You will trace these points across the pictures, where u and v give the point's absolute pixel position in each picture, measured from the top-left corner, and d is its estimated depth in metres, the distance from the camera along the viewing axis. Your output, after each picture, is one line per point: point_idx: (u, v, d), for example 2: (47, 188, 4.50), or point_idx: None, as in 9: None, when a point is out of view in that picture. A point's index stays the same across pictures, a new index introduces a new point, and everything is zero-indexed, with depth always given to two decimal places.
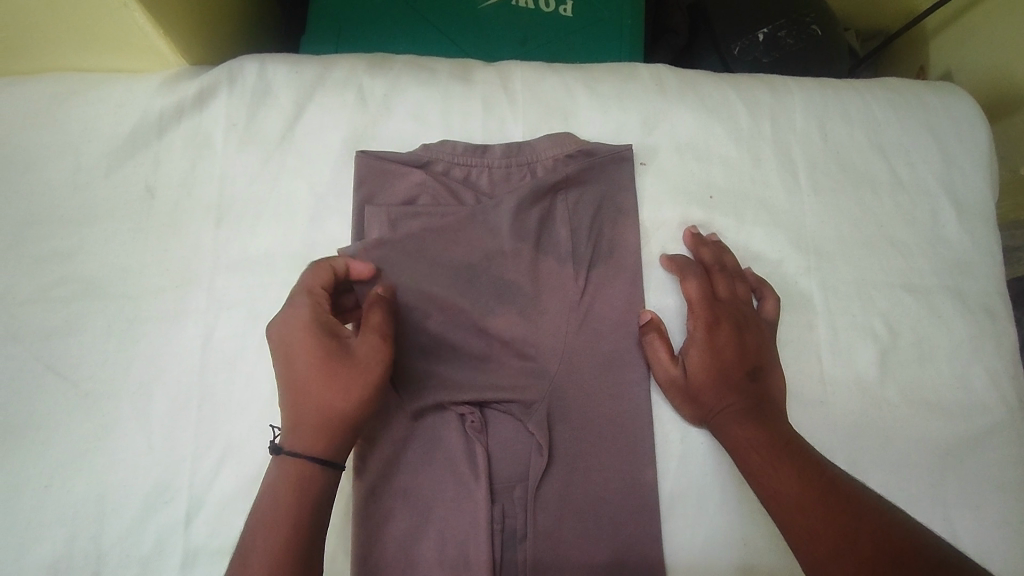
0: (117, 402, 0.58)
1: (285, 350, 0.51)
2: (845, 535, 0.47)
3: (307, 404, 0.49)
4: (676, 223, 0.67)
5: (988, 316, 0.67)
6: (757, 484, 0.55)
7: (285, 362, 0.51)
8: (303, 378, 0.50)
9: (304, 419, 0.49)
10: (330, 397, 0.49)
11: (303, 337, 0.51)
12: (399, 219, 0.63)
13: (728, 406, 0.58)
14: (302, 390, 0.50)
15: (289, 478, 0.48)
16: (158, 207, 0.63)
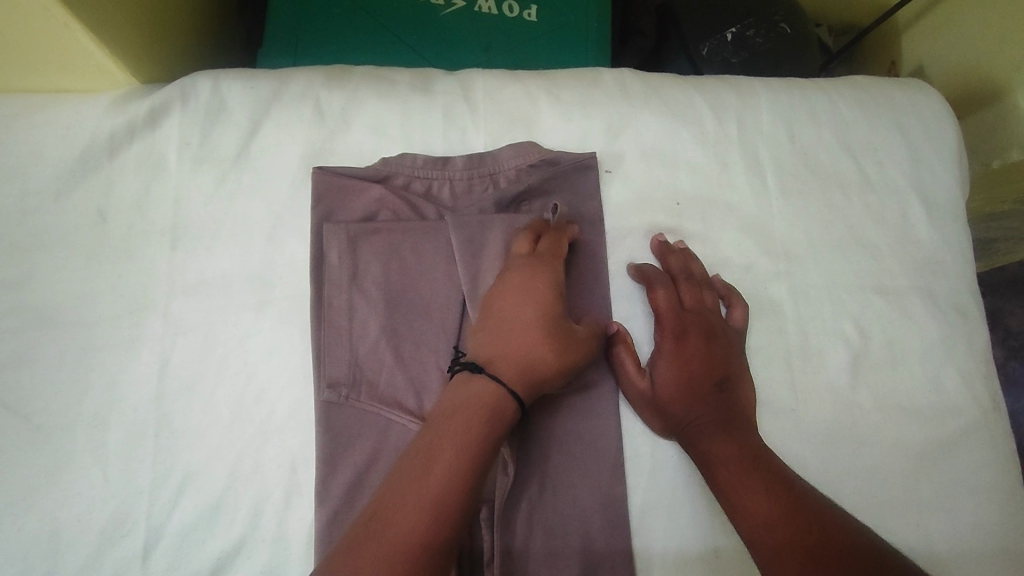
0: (72, 434, 0.57)
1: (502, 296, 0.59)
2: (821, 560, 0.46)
3: (513, 346, 0.56)
4: (643, 230, 0.66)
5: (960, 316, 0.66)
6: (725, 500, 0.54)
7: (501, 305, 0.58)
8: (518, 324, 0.57)
9: (503, 358, 0.55)
10: (539, 355, 0.56)
11: (538, 293, 0.58)
12: (359, 237, 0.62)
13: (698, 417, 0.57)
14: (516, 335, 0.56)
15: (479, 407, 0.53)
16: (111, 232, 0.62)
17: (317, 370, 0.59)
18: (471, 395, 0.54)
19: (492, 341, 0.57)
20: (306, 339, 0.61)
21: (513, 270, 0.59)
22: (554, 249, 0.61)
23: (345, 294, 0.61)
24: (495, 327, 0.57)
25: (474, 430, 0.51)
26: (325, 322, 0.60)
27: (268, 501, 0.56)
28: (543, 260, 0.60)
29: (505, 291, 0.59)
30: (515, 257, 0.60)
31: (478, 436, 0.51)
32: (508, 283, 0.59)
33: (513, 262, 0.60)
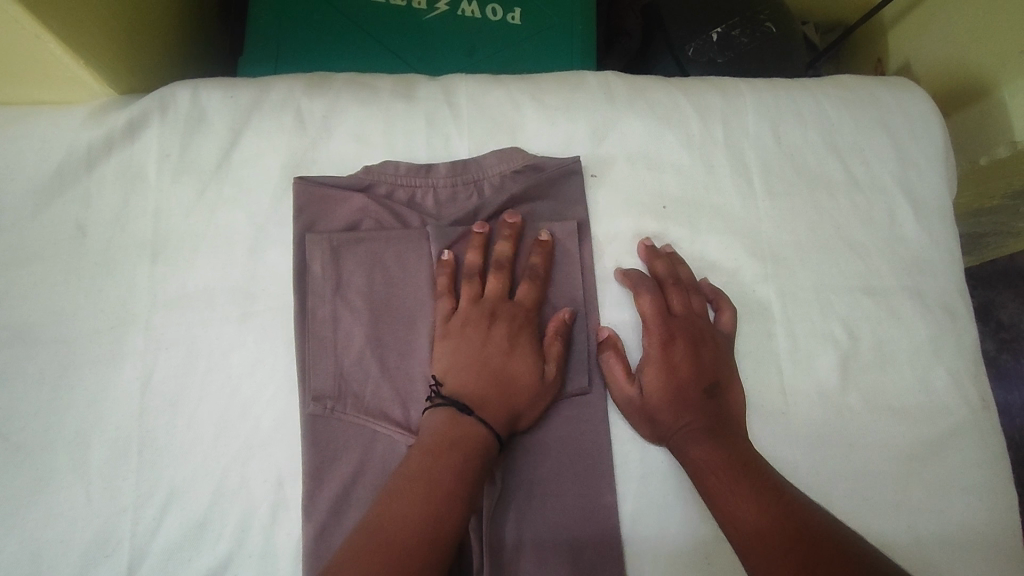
0: (53, 452, 0.56)
1: (486, 337, 0.58)
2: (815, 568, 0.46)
3: (498, 393, 0.56)
4: (629, 235, 0.66)
5: (949, 315, 0.66)
6: (715, 507, 0.53)
7: (485, 349, 0.58)
8: (503, 373, 0.57)
9: (490, 404, 0.56)
10: (520, 402, 0.57)
11: (523, 346, 0.59)
12: (343, 247, 0.62)
13: (688, 424, 0.57)
14: (502, 383, 0.57)
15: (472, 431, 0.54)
16: (91, 246, 0.61)
17: (302, 382, 0.59)
18: (461, 433, 0.53)
19: (477, 384, 0.56)
20: (291, 351, 0.60)
21: (499, 317, 0.59)
22: (535, 292, 0.61)
23: (330, 305, 0.60)
24: (479, 369, 0.57)
25: (465, 440, 0.53)
26: (308, 334, 0.60)
27: (255, 517, 0.56)
28: (525, 307, 0.60)
29: (490, 335, 0.58)
30: (495, 299, 0.60)
31: (475, 454, 0.53)
32: (492, 328, 0.59)
33: (496, 306, 0.60)
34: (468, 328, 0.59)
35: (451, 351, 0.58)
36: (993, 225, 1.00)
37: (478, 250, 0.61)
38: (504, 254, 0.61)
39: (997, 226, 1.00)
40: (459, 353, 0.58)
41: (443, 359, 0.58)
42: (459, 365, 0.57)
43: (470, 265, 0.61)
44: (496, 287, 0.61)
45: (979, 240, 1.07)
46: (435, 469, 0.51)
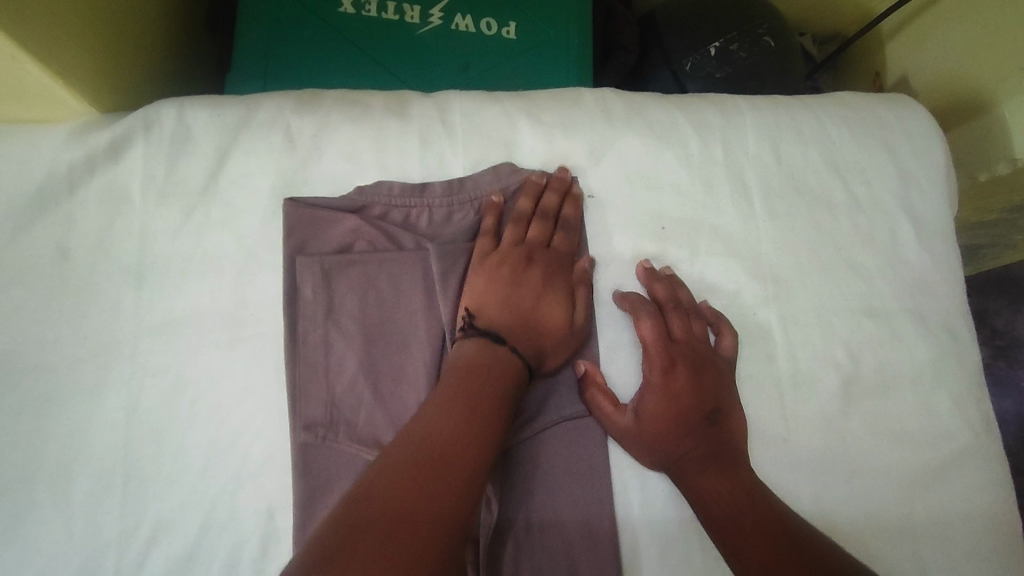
0: (34, 486, 0.54)
1: (523, 278, 0.59)
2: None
3: (530, 332, 0.57)
4: (629, 256, 0.64)
5: (952, 338, 0.65)
6: (720, 539, 0.52)
7: (519, 286, 0.59)
8: (531, 313, 0.58)
9: (524, 339, 0.57)
10: (547, 341, 0.58)
11: (558, 289, 0.60)
12: (335, 270, 0.60)
13: (692, 455, 0.56)
14: (531, 321, 0.58)
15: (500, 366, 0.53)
16: (72, 270, 0.59)
17: (293, 410, 0.57)
18: (492, 361, 0.54)
19: (511, 322, 0.57)
20: (282, 377, 0.58)
21: (533, 260, 0.60)
22: (568, 243, 0.63)
23: (322, 331, 0.59)
24: (510, 307, 0.58)
25: (502, 368, 0.53)
26: (300, 361, 0.58)
27: (245, 549, 0.55)
28: (562, 255, 0.62)
29: (524, 276, 0.60)
30: (534, 245, 0.62)
31: (504, 383, 0.53)
32: (527, 270, 0.60)
33: (534, 251, 0.61)
34: (505, 265, 0.60)
35: (483, 285, 0.59)
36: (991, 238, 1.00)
37: (528, 198, 0.63)
38: (551, 206, 0.63)
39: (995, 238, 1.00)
40: (491, 287, 0.58)
41: (473, 293, 0.58)
42: (493, 300, 0.58)
43: (520, 211, 0.63)
44: (535, 234, 0.62)
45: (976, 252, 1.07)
46: (473, 395, 0.51)
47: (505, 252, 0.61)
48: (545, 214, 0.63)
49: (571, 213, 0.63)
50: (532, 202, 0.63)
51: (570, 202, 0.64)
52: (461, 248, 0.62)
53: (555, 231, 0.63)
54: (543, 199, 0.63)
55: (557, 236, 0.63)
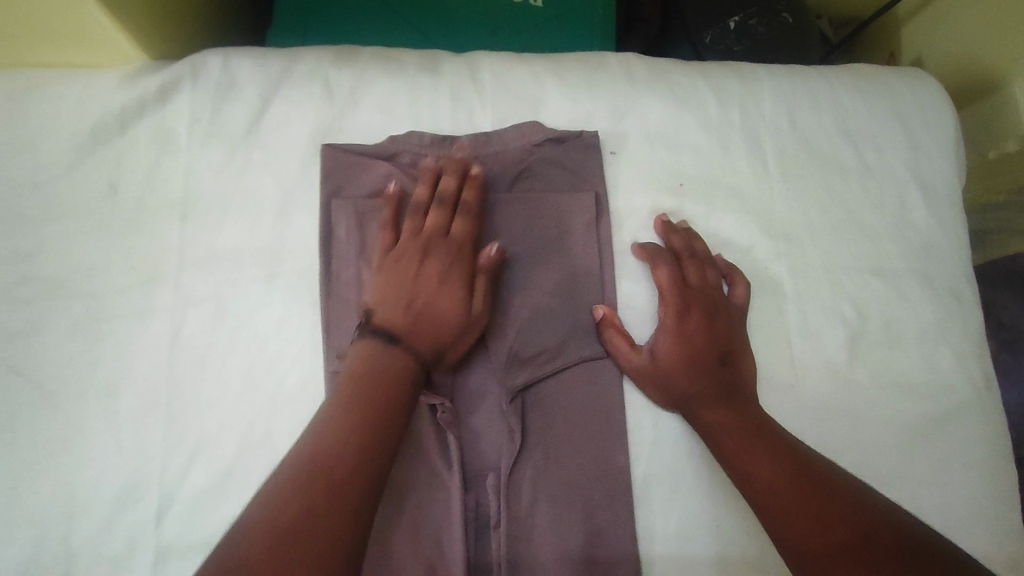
0: (85, 402, 0.58)
1: (420, 268, 0.59)
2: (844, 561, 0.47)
3: (423, 328, 0.57)
4: (646, 211, 0.67)
5: (957, 299, 0.67)
6: (732, 469, 0.56)
7: (416, 278, 0.58)
8: (428, 306, 0.57)
9: (420, 331, 0.56)
10: (440, 340, 0.57)
11: (454, 280, 0.59)
12: (367, 214, 0.63)
13: (703, 398, 0.58)
14: (428, 314, 0.57)
15: (393, 364, 0.53)
16: (122, 205, 0.63)
17: (326, 343, 0.60)
18: (385, 364, 0.53)
19: (406, 318, 0.56)
20: (316, 313, 0.62)
21: (432, 253, 0.59)
22: (468, 228, 0.61)
23: (354, 270, 0.62)
24: (404, 300, 0.57)
25: (394, 369, 0.53)
26: (334, 298, 0.62)
27: None
28: (460, 241, 0.60)
29: (422, 268, 0.59)
30: (432, 233, 0.60)
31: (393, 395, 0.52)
32: (425, 261, 0.59)
33: (433, 240, 0.60)
34: (405, 258, 0.59)
35: (381, 283, 0.58)
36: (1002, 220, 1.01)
37: (426, 184, 0.62)
38: (449, 190, 0.61)
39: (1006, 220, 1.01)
40: (388, 282, 0.58)
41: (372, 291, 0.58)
42: (391, 293, 0.57)
43: (418, 200, 0.62)
44: (433, 223, 0.60)
45: None
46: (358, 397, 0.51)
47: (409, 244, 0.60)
48: (443, 201, 0.61)
49: (473, 199, 0.62)
50: (429, 190, 0.62)
51: (472, 185, 0.62)
52: (485, 197, 0.65)
53: (456, 217, 0.61)
54: (441, 182, 0.62)
55: (456, 224, 0.61)
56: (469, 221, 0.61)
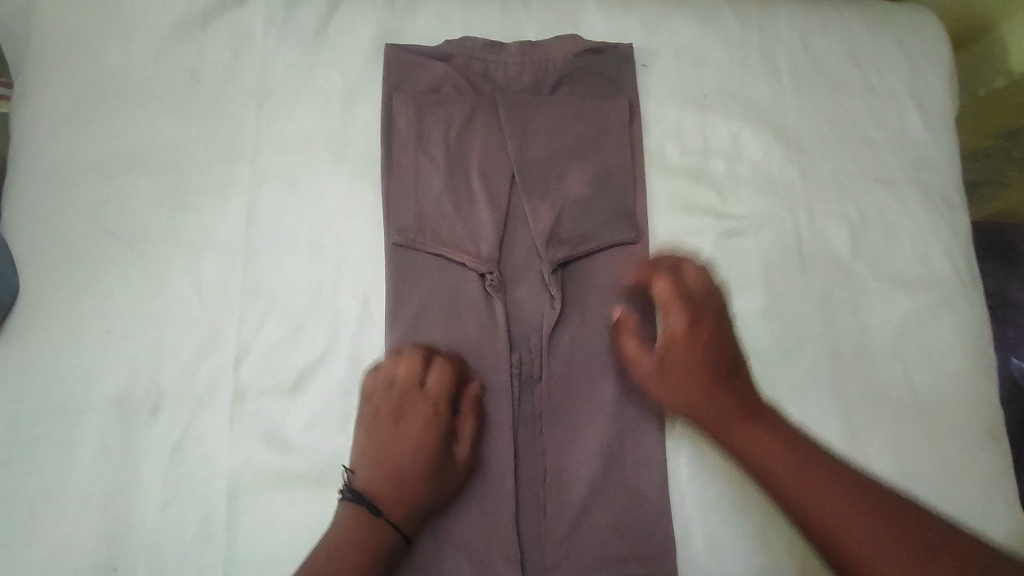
0: (170, 261, 0.65)
1: (399, 428, 0.62)
2: (845, 508, 0.51)
3: (394, 487, 0.60)
4: (674, 118, 0.74)
5: (947, 204, 0.75)
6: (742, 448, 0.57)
7: (392, 443, 0.62)
8: (401, 473, 0.60)
9: (394, 502, 0.59)
10: (410, 469, 0.61)
11: (428, 439, 0.62)
12: (425, 107, 0.70)
13: (686, 363, 0.59)
14: (406, 478, 0.60)
15: (370, 527, 0.58)
16: (203, 91, 0.69)
17: (387, 219, 0.68)
18: (362, 524, 0.58)
19: (386, 482, 0.60)
20: (378, 194, 0.69)
21: (406, 415, 0.63)
22: (442, 381, 0.63)
23: (412, 156, 0.69)
24: (382, 466, 0.61)
25: (371, 540, 0.57)
26: (394, 180, 0.68)
27: (345, 326, 0.65)
28: (431, 400, 0.63)
29: (398, 432, 0.62)
30: (403, 389, 0.63)
31: (369, 534, 0.57)
32: (397, 423, 0.62)
33: (407, 395, 0.63)
34: (379, 425, 0.62)
35: (358, 453, 0.62)
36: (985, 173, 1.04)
37: (398, 351, 0.64)
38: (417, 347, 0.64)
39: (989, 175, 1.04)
40: (365, 453, 0.62)
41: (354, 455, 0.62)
42: (366, 458, 0.61)
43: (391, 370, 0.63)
44: (406, 378, 0.63)
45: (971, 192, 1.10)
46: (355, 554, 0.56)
47: (382, 403, 0.63)
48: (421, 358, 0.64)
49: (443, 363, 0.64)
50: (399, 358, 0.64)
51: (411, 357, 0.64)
52: (531, 97, 0.71)
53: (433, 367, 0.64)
54: (404, 361, 0.63)
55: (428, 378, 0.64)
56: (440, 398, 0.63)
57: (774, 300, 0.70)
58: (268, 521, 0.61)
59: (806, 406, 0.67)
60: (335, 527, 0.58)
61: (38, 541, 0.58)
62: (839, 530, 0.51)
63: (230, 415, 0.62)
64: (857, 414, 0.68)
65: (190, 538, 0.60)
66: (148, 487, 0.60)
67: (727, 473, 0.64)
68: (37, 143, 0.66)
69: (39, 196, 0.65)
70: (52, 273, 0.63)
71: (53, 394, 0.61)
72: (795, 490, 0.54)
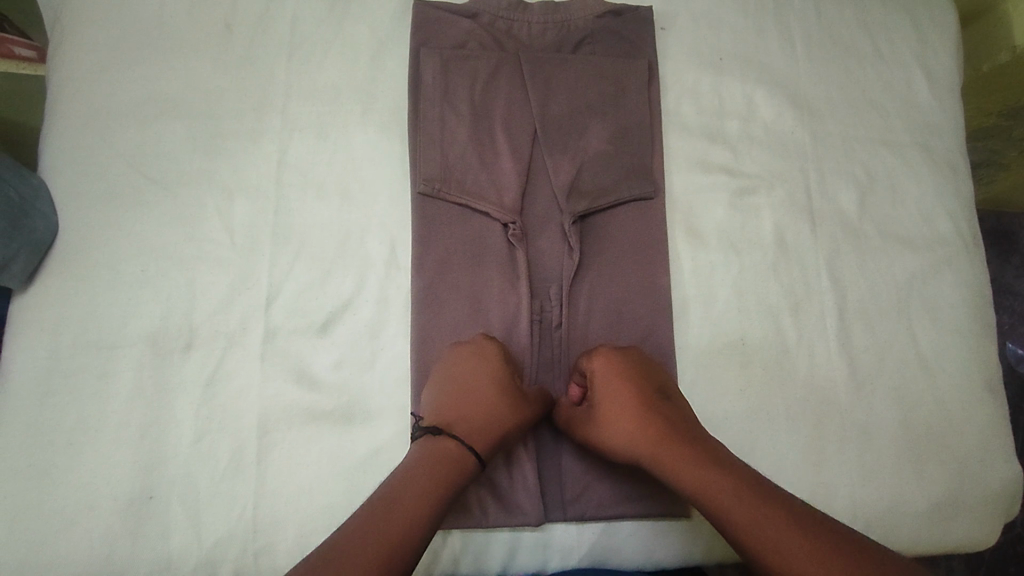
0: (203, 204, 0.66)
1: (471, 373, 0.61)
2: (751, 513, 0.50)
3: (473, 422, 0.58)
4: (690, 79, 0.77)
5: (951, 169, 0.78)
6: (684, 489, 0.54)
7: (471, 386, 0.60)
8: (481, 410, 0.58)
9: (476, 439, 0.57)
10: (494, 412, 0.58)
11: (512, 391, 0.60)
12: (451, 60, 0.72)
13: (624, 405, 0.60)
14: (483, 417, 0.58)
15: (442, 455, 0.55)
16: (236, 42, 0.71)
17: (413, 169, 0.69)
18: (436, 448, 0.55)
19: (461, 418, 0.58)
20: (404, 145, 0.71)
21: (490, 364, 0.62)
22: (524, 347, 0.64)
23: (438, 107, 0.71)
24: (460, 403, 0.59)
25: (446, 465, 0.54)
26: (420, 129, 0.70)
27: (372, 270, 0.67)
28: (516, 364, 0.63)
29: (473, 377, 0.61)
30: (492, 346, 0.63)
31: (438, 461, 0.54)
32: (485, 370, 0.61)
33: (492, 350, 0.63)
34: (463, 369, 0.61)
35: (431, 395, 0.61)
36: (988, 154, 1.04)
37: None
38: None
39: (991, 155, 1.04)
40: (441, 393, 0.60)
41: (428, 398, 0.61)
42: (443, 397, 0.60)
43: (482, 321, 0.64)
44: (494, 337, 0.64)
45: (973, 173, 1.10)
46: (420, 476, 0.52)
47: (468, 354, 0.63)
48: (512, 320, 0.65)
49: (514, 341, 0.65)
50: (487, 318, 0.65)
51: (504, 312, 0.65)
52: (554, 55, 0.74)
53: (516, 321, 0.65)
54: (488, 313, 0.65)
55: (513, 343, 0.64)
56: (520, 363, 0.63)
57: (785, 253, 0.72)
58: (296, 457, 0.61)
59: (815, 354, 0.70)
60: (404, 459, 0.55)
61: (73, 468, 0.59)
62: (750, 535, 0.49)
63: (261, 352, 0.63)
64: (864, 363, 0.70)
65: (221, 470, 0.60)
66: (182, 420, 0.61)
67: (741, 417, 0.67)
68: (74, 86, 0.68)
69: (77, 138, 0.67)
70: (90, 212, 0.65)
71: (91, 328, 0.62)
72: (720, 493, 0.52)
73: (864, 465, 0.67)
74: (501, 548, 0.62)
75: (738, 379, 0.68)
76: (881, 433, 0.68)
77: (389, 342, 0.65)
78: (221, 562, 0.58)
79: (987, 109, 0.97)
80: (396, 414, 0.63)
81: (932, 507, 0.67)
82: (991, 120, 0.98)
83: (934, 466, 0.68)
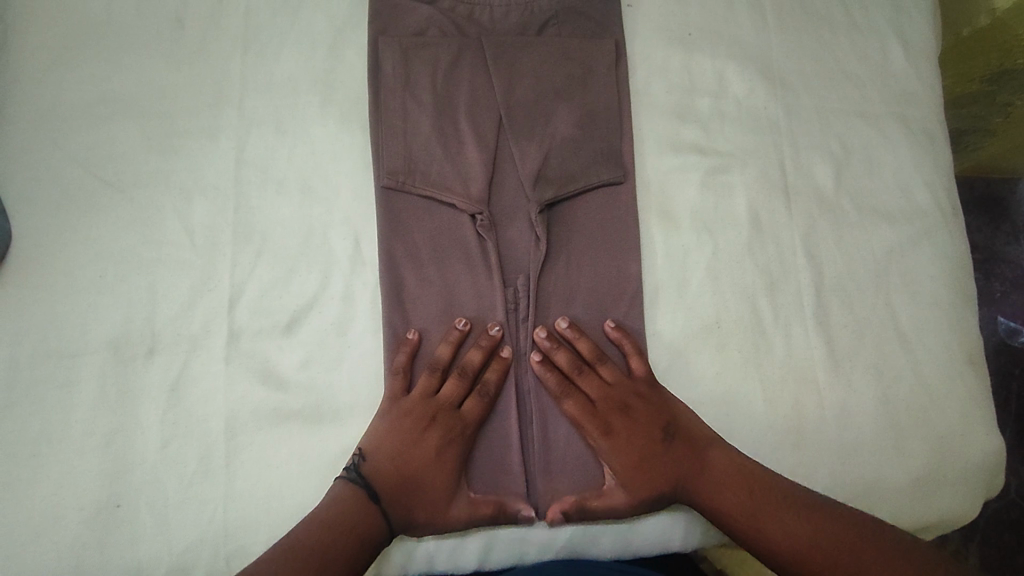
0: (161, 205, 0.65)
1: (417, 440, 0.60)
2: (771, 517, 0.57)
3: (408, 494, 0.59)
4: (659, 56, 0.75)
5: (928, 138, 0.76)
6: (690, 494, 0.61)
7: (414, 446, 0.60)
8: (420, 482, 0.59)
9: (402, 510, 0.58)
10: (427, 483, 0.59)
11: (451, 459, 0.60)
12: (410, 49, 0.70)
13: (613, 433, 0.62)
14: (419, 488, 0.59)
15: (361, 520, 0.56)
16: (188, 36, 0.69)
17: (377, 162, 0.68)
18: (360, 511, 0.56)
19: (397, 478, 0.59)
20: (366, 136, 0.69)
21: (438, 423, 0.61)
22: (481, 409, 0.62)
23: (400, 98, 0.69)
24: (400, 462, 0.59)
25: (365, 527, 0.56)
26: (383, 123, 0.68)
27: (338, 266, 0.65)
28: (468, 421, 0.62)
29: (423, 437, 0.60)
30: (443, 403, 0.62)
31: (360, 526, 0.55)
32: (430, 432, 0.60)
33: (442, 412, 0.61)
34: (409, 426, 0.60)
35: (375, 434, 0.60)
36: (973, 120, 1.01)
37: (449, 346, 0.64)
38: (472, 365, 0.63)
39: (976, 121, 1.01)
40: (386, 445, 0.59)
41: (374, 439, 0.60)
42: (387, 452, 0.59)
43: (437, 358, 0.63)
44: (451, 389, 0.62)
45: (959, 140, 1.07)
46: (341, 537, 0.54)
47: (420, 408, 0.61)
48: (467, 370, 0.63)
49: (461, 381, 0.62)
50: (451, 352, 0.64)
51: (477, 351, 0.63)
52: (516, 38, 0.72)
53: (475, 354, 0.63)
54: (445, 351, 0.63)
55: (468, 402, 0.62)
56: (463, 421, 0.61)
57: (760, 232, 0.71)
58: (266, 460, 0.60)
59: (792, 335, 0.68)
60: (335, 508, 0.56)
61: (39, 480, 0.58)
62: (759, 530, 0.58)
63: (226, 354, 0.62)
64: (842, 341, 0.69)
65: (190, 474, 0.59)
66: (149, 426, 0.60)
67: (717, 402, 0.66)
68: (22, 89, 0.66)
69: (27, 142, 0.65)
70: (44, 217, 0.64)
71: (51, 337, 0.61)
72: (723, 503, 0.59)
73: (844, 445, 0.66)
74: (477, 546, 0.61)
75: (714, 364, 0.67)
76: (861, 412, 0.67)
77: (356, 339, 0.64)
78: (193, 568, 0.57)
79: (969, 75, 0.95)
80: (365, 413, 0.62)
81: (912, 484, 0.66)
82: (975, 85, 0.95)
83: (915, 444, 0.67)
